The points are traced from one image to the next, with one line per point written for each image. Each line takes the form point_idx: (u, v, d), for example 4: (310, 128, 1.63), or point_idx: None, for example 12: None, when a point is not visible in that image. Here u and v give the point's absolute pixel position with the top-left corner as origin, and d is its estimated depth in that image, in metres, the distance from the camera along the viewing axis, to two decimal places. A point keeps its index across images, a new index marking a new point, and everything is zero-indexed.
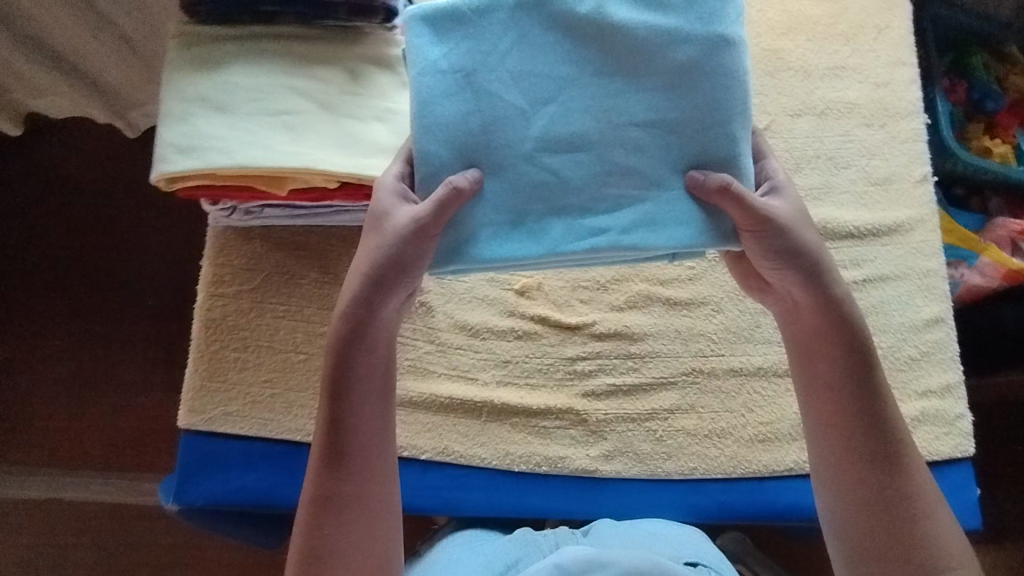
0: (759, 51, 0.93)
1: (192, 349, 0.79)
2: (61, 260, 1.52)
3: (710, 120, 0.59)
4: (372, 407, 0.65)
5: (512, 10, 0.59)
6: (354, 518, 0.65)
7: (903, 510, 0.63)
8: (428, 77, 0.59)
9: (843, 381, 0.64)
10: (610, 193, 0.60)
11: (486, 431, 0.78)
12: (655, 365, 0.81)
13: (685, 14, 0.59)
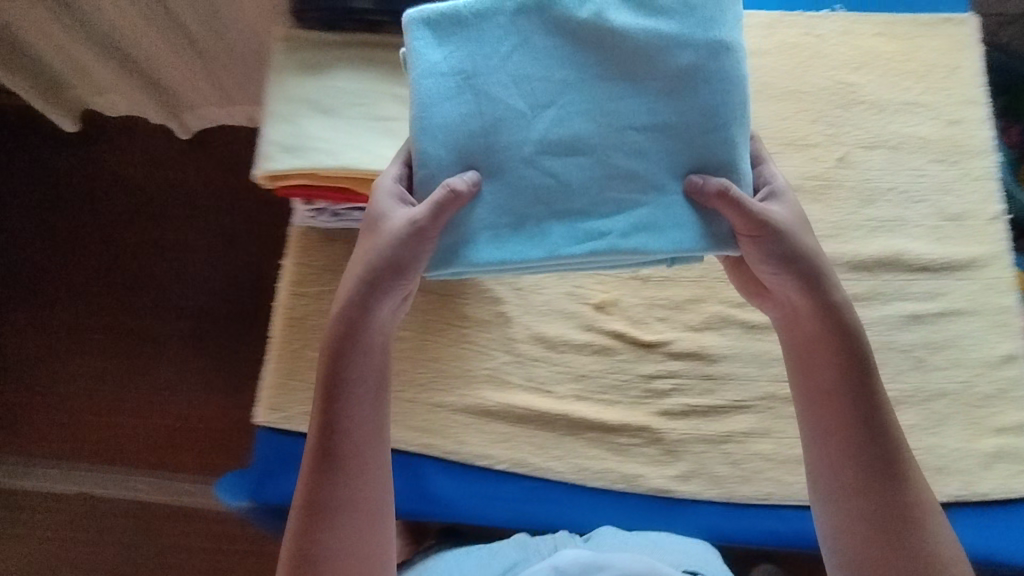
0: (833, 83, 0.94)
1: (273, 346, 0.79)
2: (117, 257, 1.56)
3: (708, 124, 0.63)
4: (362, 408, 0.67)
5: (512, 15, 0.63)
6: (346, 520, 0.66)
7: (897, 524, 0.65)
8: (429, 80, 0.63)
9: (839, 390, 0.67)
10: (610, 197, 0.63)
11: (563, 445, 0.77)
12: (732, 387, 0.81)
13: (683, 20, 0.62)
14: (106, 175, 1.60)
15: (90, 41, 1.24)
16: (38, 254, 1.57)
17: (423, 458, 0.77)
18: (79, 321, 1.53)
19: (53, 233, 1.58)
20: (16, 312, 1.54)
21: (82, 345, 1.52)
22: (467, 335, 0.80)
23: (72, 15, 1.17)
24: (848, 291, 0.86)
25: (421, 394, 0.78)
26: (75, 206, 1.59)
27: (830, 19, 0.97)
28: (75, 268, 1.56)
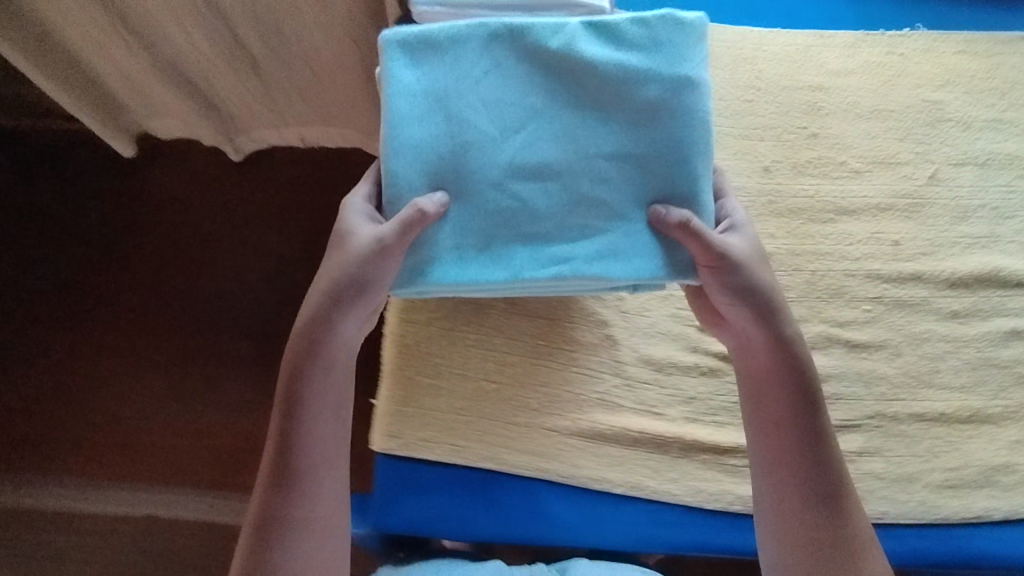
0: (919, 101, 0.96)
1: (386, 374, 0.80)
2: (173, 279, 1.57)
3: (670, 155, 0.70)
4: (323, 425, 0.72)
5: (486, 43, 0.70)
6: (303, 535, 0.70)
7: (835, 548, 0.69)
8: (402, 100, 0.69)
9: (791, 416, 0.72)
10: (574, 223, 0.70)
11: (677, 467, 0.78)
12: (840, 407, 0.82)
13: (651, 56, 0.70)
14: (161, 198, 1.61)
15: (160, 72, 1.24)
16: (93, 277, 1.57)
17: (540, 483, 0.78)
18: (139, 344, 1.54)
19: (110, 256, 1.58)
20: (75, 337, 1.55)
21: (142, 368, 1.53)
22: (577, 359, 0.81)
23: (146, 48, 1.18)
24: (947, 308, 0.87)
25: (535, 419, 0.78)
26: (130, 230, 1.60)
27: (913, 37, 1.00)
28: (132, 291, 1.57)
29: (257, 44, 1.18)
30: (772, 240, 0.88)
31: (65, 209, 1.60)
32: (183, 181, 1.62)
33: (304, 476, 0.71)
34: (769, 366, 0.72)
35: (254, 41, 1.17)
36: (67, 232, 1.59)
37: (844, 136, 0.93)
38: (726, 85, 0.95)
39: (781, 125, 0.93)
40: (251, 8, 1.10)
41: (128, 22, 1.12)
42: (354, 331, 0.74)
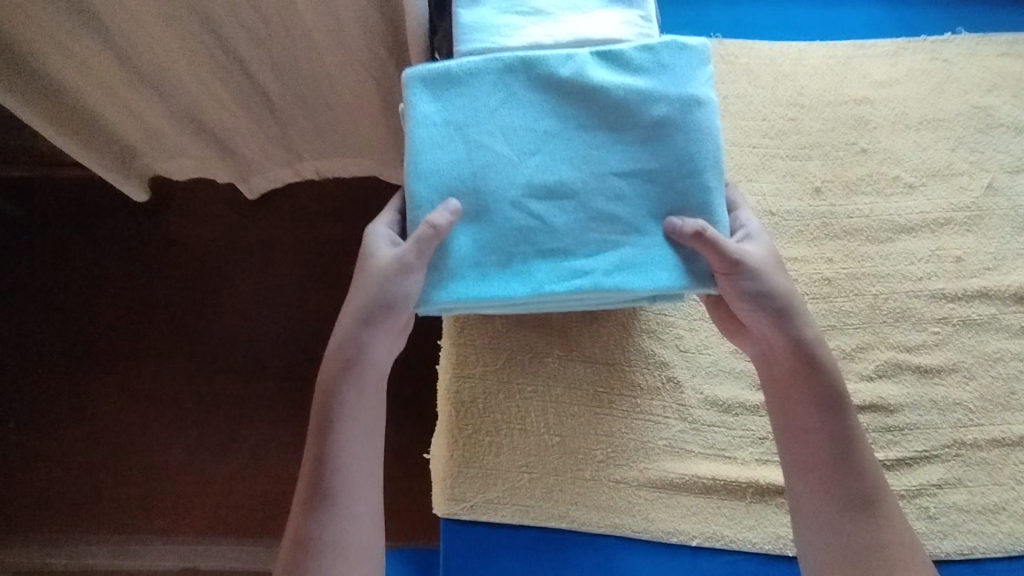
0: (968, 108, 0.93)
1: (444, 433, 0.77)
2: (198, 326, 1.54)
3: (684, 171, 0.66)
4: (357, 447, 0.69)
5: (499, 73, 0.66)
6: (336, 561, 0.66)
7: (873, 556, 0.65)
8: (422, 129, 0.66)
9: (819, 420, 0.68)
10: (592, 237, 0.66)
11: (753, 513, 0.75)
12: (916, 437, 0.78)
13: (657, 76, 0.66)
14: (180, 245, 1.58)
15: (175, 120, 1.20)
16: (116, 331, 1.54)
17: (612, 538, 0.74)
18: (167, 395, 1.50)
19: (133, 303, 1.55)
20: (101, 393, 1.50)
21: (171, 418, 1.48)
22: (640, 406, 0.78)
23: (161, 98, 1.14)
24: (1017, 325, 0.83)
25: (602, 471, 0.75)
26: (152, 279, 1.56)
27: (954, 41, 0.97)
28: (157, 342, 1.53)
29: (273, 87, 1.14)
30: (831, 265, 0.84)
31: (85, 262, 1.57)
32: (202, 226, 1.59)
33: (338, 499, 0.68)
34: (794, 373, 0.69)
35: (271, 85, 1.13)
36: (88, 287, 1.56)
37: (894, 149, 0.90)
38: (769, 104, 0.92)
39: (828, 143, 0.90)
40: (268, 51, 1.05)
41: (142, 70, 1.08)
42: (385, 355, 0.71)
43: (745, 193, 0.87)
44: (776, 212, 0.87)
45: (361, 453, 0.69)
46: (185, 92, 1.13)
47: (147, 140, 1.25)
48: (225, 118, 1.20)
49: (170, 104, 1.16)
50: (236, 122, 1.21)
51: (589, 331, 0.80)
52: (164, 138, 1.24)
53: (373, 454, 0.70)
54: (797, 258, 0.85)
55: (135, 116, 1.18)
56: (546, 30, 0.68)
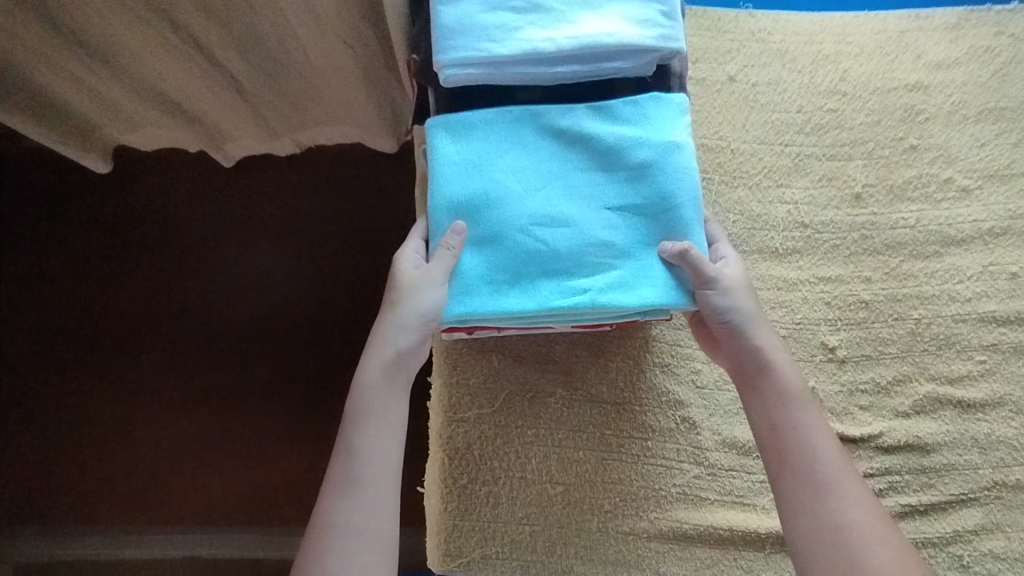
0: None
1: (438, 483, 0.70)
2: (116, 310, 1.25)
3: (672, 207, 0.55)
4: (386, 433, 0.57)
5: (506, 123, 0.56)
6: (356, 556, 0.53)
7: (858, 554, 0.52)
8: (443, 167, 0.56)
9: (786, 416, 0.56)
10: (589, 261, 0.55)
11: (771, 565, 0.69)
12: (953, 479, 0.71)
13: (640, 123, 0.56)
14: (90, 214, 1.27)
15: (131, 95, 0.98)
16: (17, 323, 1.25)
17: None
18: (86, 397, 1.23)
19: (89, 297, 1.25)
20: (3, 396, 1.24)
21: (92, 423, 1.23)
22: (652, 449, 0.71)
23: (112, 76, 0.92)
24: None
25: (611, 522, 0.69)
26: (55, 256, 1.26)
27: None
28: (67, 333, 1.25)
29: (245, 71, 0.94)
30: (869, 285, 0.75)
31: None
32: (114, 191, 1.27)
33: (363, 486, 0.55)
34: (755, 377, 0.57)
35: (241, 68, 0.93)
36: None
37: (949, 146, 0.79)
38: (806, 93, 0.80)
39: (871, 139, 0.79)
40: (233, 22, 0.84)
41: (87, 47, 0.86)
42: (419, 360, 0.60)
43: (774, 201, 0.77)
44: (809, 223, 0.76)
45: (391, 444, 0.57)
46: (141, 70, 0.92)
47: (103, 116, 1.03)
48: (191, 96, 0.99)
49: (123, 80, 0.94)
50: (205, 101, 1.00)
51: (595, 367, 0.72)
52: (121, 114, 1.03)
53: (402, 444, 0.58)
54: (831, 277, 0.75)
55: (84, 97, 0.97)
56: (546, 31, 0.53)
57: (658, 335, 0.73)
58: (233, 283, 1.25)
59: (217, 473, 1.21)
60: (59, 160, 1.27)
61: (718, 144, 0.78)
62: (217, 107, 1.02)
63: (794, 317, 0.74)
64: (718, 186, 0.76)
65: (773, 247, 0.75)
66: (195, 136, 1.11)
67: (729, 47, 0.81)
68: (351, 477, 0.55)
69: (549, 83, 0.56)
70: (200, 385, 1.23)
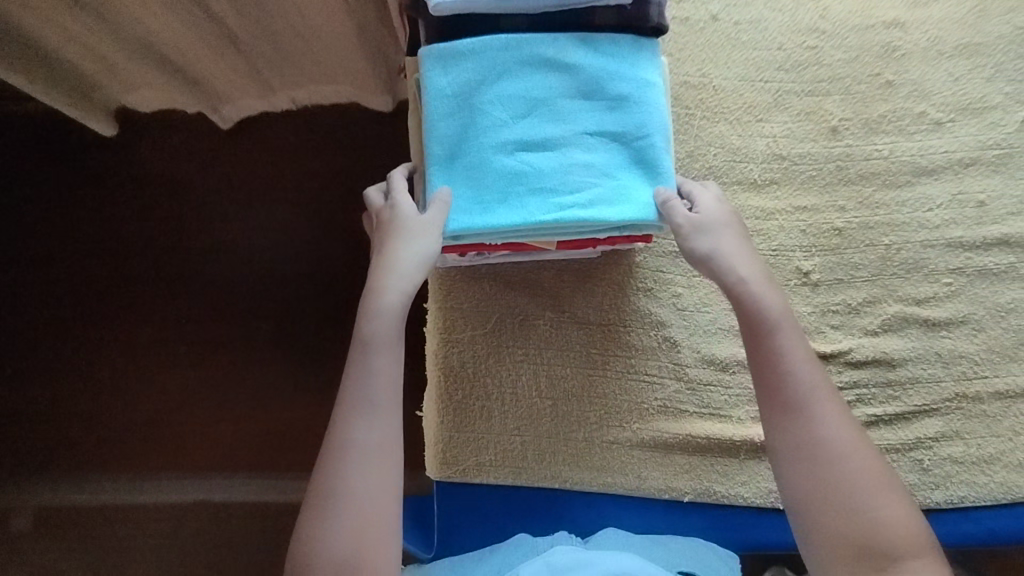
0: (1013, 29, 0.83)
1: (435, 399, 0.76)
2: (127, 265, 1.30)
3: (646, 135, 0.59)
4: (387, 353, 0.59)
5: (496, 51, 0.58)
6: (371, 466, 0.57)
7: (829, 464, 0.57)
8: (435, 96, 0.59)
9: (768, 339, 0.60)
10: (571, 180, 0.58)
11: (746, 470, 0.75)
12: (917, 391, 0.76)
13: (619, 56, 0.59)
14: (99, 173, 1.31)
15: (130, 51, 1.01)
16: (29, 278, 1.30)
17: (604, 497, 0.75)
18: (102, 348, 1.29)
19: (98, 253, 1.30)
20: (22, 349, 1.30)
21: (108, 373, 1.29)
22: (635, 366, 0.76)
23: (110, 32, 0.96)
24: None
25: (596, 432, 0.75)
26: (63, 213, 1.31)
27: None
28: (80, 288, 1.30)
29: (240, 24, 0.97)
30: (842, 214, 0.79)
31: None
32: (120, 149, 1.31)
33: (375, 404, 0.58)
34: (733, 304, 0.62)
35: (235, 21, 0.96)
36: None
37: (923, 81, 0.82)
38: (785, 31, 0.83)
39: (847, 76, 0.82)
40: None
41: (85, 2, 0.89)
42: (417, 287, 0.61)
43: (754, 135, 0.80)
44: (787, 155, 0.80)
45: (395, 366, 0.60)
46: (137, 24, 0.95)
47: (103, 72, 1.07)
48: (187, 51, 1.02)
49: (121, 36, 0.97)
50: (200, 56, 1.04)
51: (582, 291, 0.77)
52: (122, 71, 1.07)
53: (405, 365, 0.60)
54: (807, 207, 0.79)
55: (86, 54, 1.00)
56: None
57: (641, 262, 0.78)
58: (239, 237, 1.30)
59: (228, 417, 1.27)
60: (65, 122, 1.30)
61: (699, 81, 0.81)
62: (211, 61, 1.05)
63: (770, 244, 0.78)
64: (700, 121, 0.80)
65: (751, 178, 0.80)
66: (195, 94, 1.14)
67: None
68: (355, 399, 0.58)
69: (534, 11, 0.59)
70: (211, 336, 1.28)
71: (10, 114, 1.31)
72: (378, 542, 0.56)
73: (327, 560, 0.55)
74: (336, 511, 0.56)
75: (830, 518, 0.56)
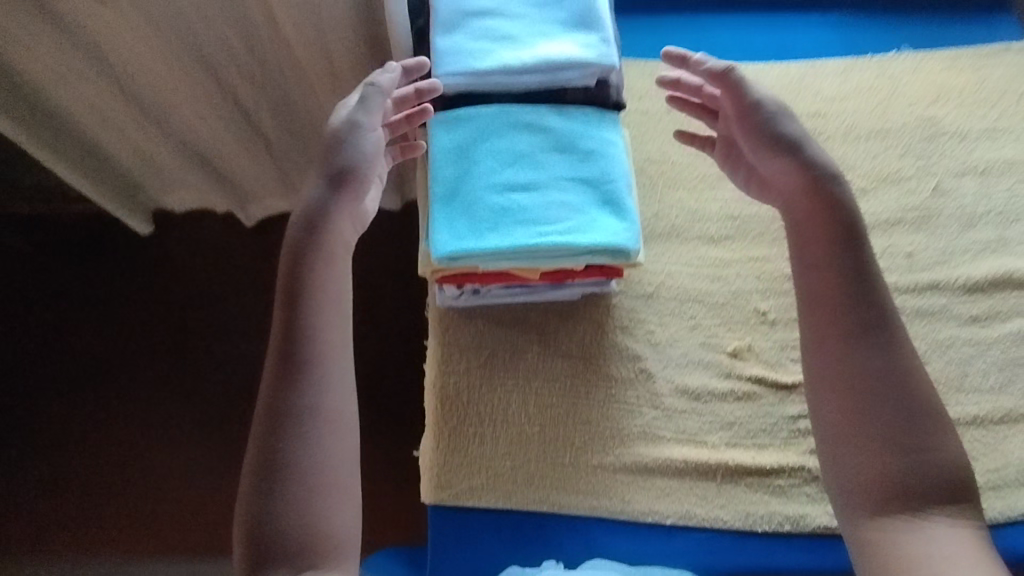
0: (915, 119, 1.01)
1: (431, 426, 0.82)
2: (141, 345, 1.37)
3: (610, 180, 0.73)
4: (329, 318, 0.64)
5: (489, 118, 0.74)
6: (313, 432, 0.60)
7: (886, 382, 0.62)
8: (439, 152, 0.74)
9: (828, 252, 0.68)
10: (549, 213, 0.71)
11: (724, 493, 0.80)
12: None
13: (587, 122, 0.75)
14: (123, 260, 1.42)
15: (176, 153, 1.18)
16: (44, 360, 1.37)
17: (591, 520, 0.79)
18: (107, 425, 1.32)
19: (112, 334, 1.37)
20: (30, 429, 1.33)
21: (111, 449, 1.30)
22: (616, 395, 0.83)
23: (163, 133, 1.13)
24: (967, 313, 0.89)
25: (582, 457, 0.81)
26: (85, 298, 1.40)
27: (900, 59, 1.05)
28: (92, 366, 1.36)
29: (274, 130, 1.15)
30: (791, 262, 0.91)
31: (18, 285, 1.41)
32: (146, 239, 1.43)
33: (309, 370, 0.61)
34: (810, 209, 0.69)
35: (271, 127, 1.14)
36: (17, 315, 1.39)
37: (846, 159, 0.98)
38: None
39: None
40: (265, 89, 1.07)
41: (148, 109, 1.07)
42: (350, 234, 0.68)
43: (708, 200, 0.94)
44: (739, 215, 0.94)
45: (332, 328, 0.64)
46: (186, 130, 1.13)
47: (149, 173, 1.23)
48: (224, 155, 1.19)
49: (171, 140, 1.15)
50: (235, 160, 1.20)
51: (566, 328, 0.86)
52: (165, 171, 1.23)
53: (339, 327, 0.64)
54: (759, 257, 0.91)
55: (138, 155, 1.17)
56: (515, 53, 0.74)
57: (618, 302, 0.87)
58: (250, 315, 1.38)
59: (227, 492, 1.27)
60: (99, 218, 1.44)
61: (660, 158, 0.97)
62: (245, 164, 1.21)
63: (730, 288, 0.89)
64: (662, 189, 0.95)
65: (710, 234, 0.92)
66: (225, 191, 1.29)
67: (666, 87, 1.02)
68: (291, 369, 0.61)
69: (518, 90, 0.76)
70: (216, 411, 1.32)
71: (44, 212, 1.44)
72: (337, 502, 0.59)
73: (276, 530, 0.56)
74: (291, 478, 0.58)
75: (880, 440, 0.60)
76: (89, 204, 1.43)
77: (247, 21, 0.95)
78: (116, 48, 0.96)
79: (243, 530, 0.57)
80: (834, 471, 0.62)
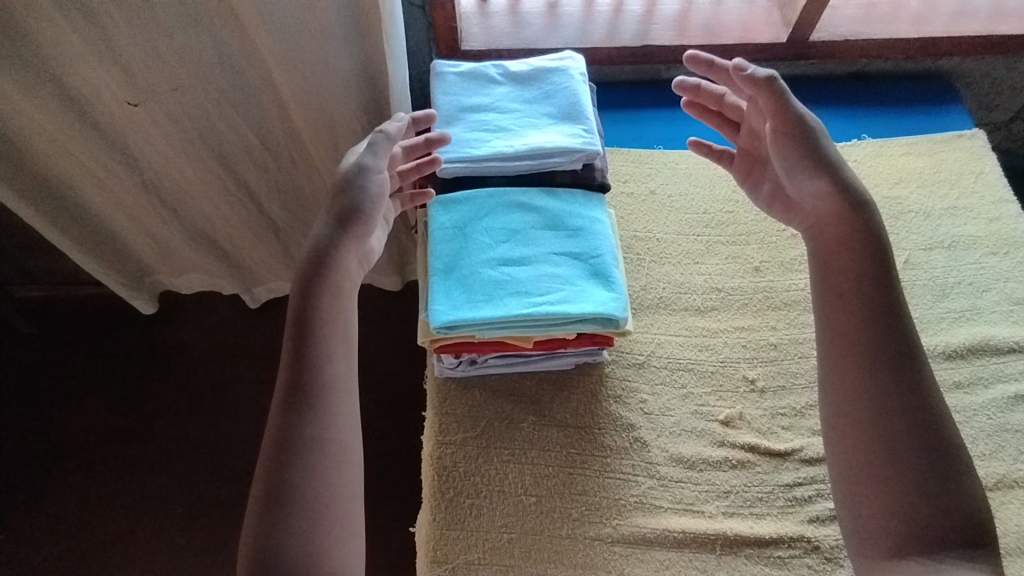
0: (881, 200, 1.08)
1: (428, 498, 0.82)
2: (139, 426, 1.36)
3: (598, 254, 0.78)
4: (337, 350, 0.65)
5: (485, 200, 0.81)
6: (320, 465, 0.60)
7: (910, 419, 0.63)
8: (438, 231, 0.79)
9: (856, 280, 0.70)
10: (542, 284, 0.76)
11: (723, 565, 0.78)
12: None
13: (575, 203, 0.82)
14: (128, 342, 1.45)
15: (189, 238, 1.24)
16: (39, 443, 1.36)
17: None
18: (96, 510, 1.29)
19: (108, 416, 1.38)
20: (17, 517, 1.29)
21: (97, 535, 1.27)
22: (611, 465, 0.84)
23: (179, 220, 1.20)
24: (950, 380, 0.91)
25: (579, 529, 0.80)
26: (86, 381, 1.42)
27: (860, 146, 1.14)
28: (87, 448, 1.35)
29: (284, 216, 1.22)
30: (775, 332, 0.95)
31: (22, 370, 1.43)
32: (150, 322, 1.47)
33: (319, 403, 0.62)
34: (840, 229, 0.73)
35: (281, 214, 1.21)
36: (17, 399, 1.40)
37: None
38: (708, 201, 1.07)
39: (761, 231, 1.04)
40: (278, 181, 1.15)
41: (166, 197, 1.15)
42: (357, 272, 0.71)
43: (692, 274, 1.00)
44: (722, 288, 0.98)
45: (342, 362, 0.65)
46: (201, 217, 1.20)
47: (161, 257, 1.29)
48: (234, 240, 1.25)
49: (185, 225, 1.21)
50: (245, 245, 1.26)
51: (560, 399, 0.88)
52: (177, 256, 1.29)
53: (347, 362, 0.66)
54: (744, 326, 0.95)
55: (151, 240, 1.23)
56: (509, 142, 0.82)
57: (610, 372, 0.90)
58: (249, 394, 1.39)
59: None
60: (107, 303, 1.49)
61: (644, 236, 1.03)
62: (253, 249, 1.27)
63: (718, 356, 0.92)
64: (648, 264, 1.00)
65: (696, 305, 0.97)
66: (232, 276, 1.35)
67: (647, 172, 1.10)
68: (302, 400, 0.62)
69: (511, 174, 0.83)
70: (209, 495, 1.30)
71: (55, 298, 1.48)
72: (348, 533, 0.60)
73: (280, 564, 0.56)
74: (295, 511, 0.58)
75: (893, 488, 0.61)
76: (99, 289, 1.49)
77: (265, 120, 1.05)
78: (144, 145, 1.05)
79: (247, 566, 0.56)
80: (846, 517, 0.63)
